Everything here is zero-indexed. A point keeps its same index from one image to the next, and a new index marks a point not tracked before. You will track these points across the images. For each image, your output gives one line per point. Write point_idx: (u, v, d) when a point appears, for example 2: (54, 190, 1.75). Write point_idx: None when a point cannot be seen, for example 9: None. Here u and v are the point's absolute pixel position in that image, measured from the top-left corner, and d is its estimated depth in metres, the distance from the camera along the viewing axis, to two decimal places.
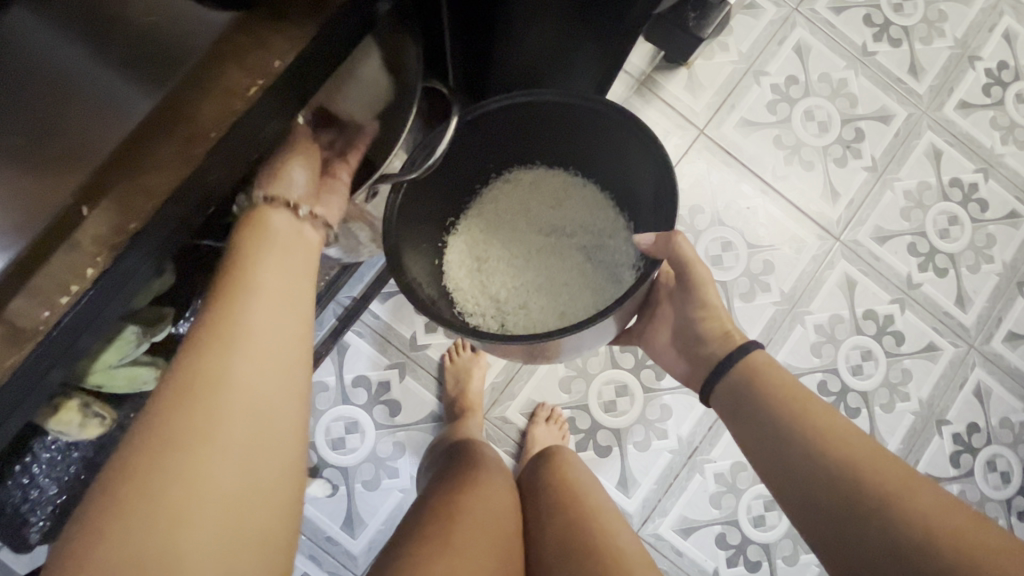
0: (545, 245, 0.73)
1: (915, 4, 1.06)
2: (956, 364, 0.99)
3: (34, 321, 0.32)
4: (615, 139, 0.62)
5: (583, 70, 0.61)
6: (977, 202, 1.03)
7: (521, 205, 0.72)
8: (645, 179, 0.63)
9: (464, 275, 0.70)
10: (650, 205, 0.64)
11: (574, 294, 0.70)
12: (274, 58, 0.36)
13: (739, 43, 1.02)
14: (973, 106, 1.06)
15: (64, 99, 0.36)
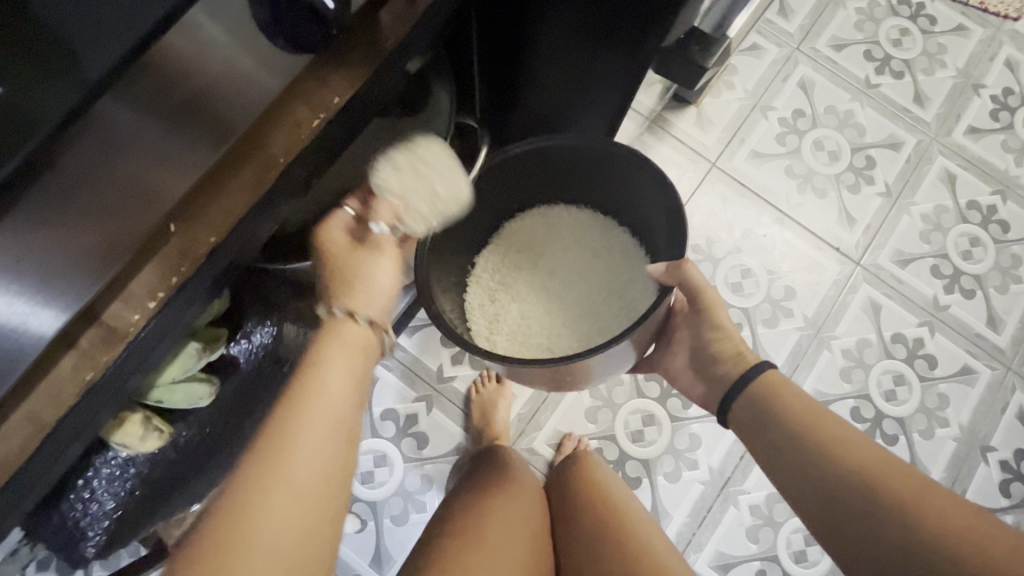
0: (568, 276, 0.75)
1: (913, 38, 1.11)
2: (994, 389, 0.97)
3: (127, 323, 0.38)
4: (631, 179, 0.66)
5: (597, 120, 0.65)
6: (997, 223, 1.04)
7: (547, 238, 0.75)
8: (659, 219, 0.66)
9: (488, 301, 0.74)
10: (664, 231, 0.67)
11: (597, 322, 0.72)
12: (334, 96, 0.41)
13: (745, 82, 1.07)
14: (983, 131, 1.08)
15: (132, 163, 0.36)
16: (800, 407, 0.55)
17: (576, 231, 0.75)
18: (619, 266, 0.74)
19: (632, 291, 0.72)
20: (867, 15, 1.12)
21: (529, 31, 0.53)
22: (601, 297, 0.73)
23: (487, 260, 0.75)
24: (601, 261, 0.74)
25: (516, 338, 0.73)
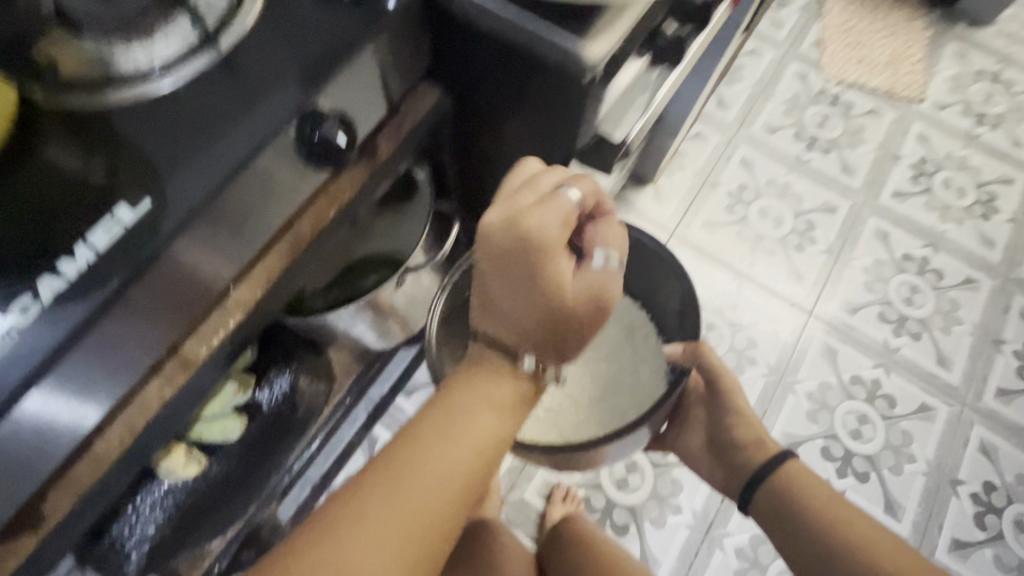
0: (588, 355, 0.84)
1: (834, 122, 1.31)
2: (954, 423, 1.03)
3: (200, 348, 0.39)
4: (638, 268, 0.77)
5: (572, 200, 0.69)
6: (932, 272, 1.16)
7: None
8: (668, 302, 0.76)
9: None
10: (673, 315, 0.76)
11: (612, 403, 0.80)
12: (348, 185, 0.43)
13: (693, 163, 1.25)
14: (906, 194, 1.24)
15: (183, 286, 0.36)
16: (824, 505, 0.63)
17: None
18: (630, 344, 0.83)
19: (641, 375, 0.81)
20: (792, 105, 1.32)
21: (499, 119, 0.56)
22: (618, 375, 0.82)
23: None
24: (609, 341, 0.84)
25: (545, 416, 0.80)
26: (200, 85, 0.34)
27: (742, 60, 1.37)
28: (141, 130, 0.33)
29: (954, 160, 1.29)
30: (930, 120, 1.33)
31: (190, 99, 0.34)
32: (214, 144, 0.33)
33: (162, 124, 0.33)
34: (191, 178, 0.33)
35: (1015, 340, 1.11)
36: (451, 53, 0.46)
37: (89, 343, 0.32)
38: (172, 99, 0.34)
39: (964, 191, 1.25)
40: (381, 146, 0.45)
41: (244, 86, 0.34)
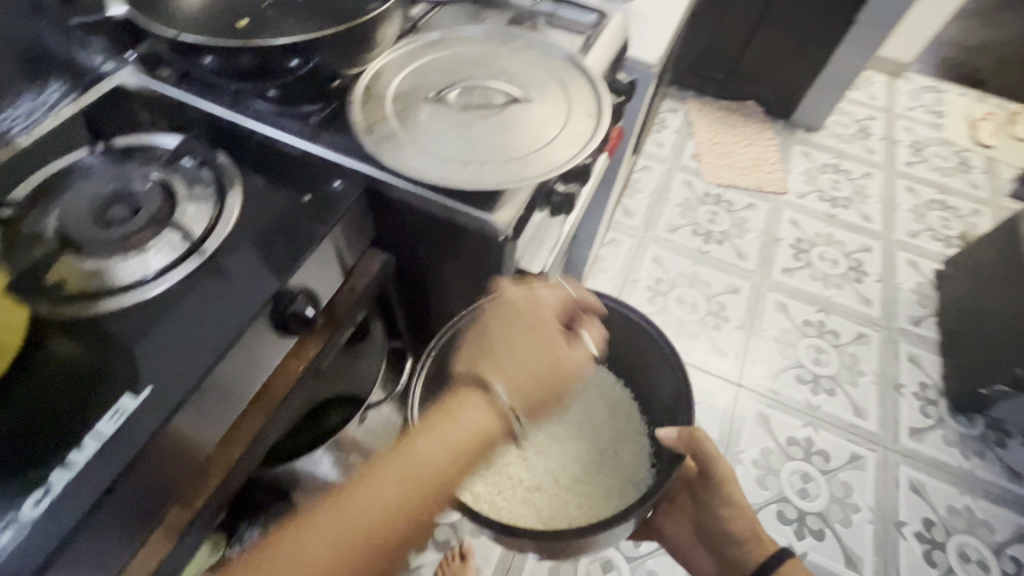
0: (575, 427, 0.83)
1: (722, 217, 1.55)
2: (883, 467, 1.14)
3: (180, 519, 0.43)
4: (635, 350, 0.76)
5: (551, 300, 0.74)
6: (830, 332, 1.34)
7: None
8: (664, 389, 0.73)
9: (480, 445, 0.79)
10: (666, 400, 0.73)
11: (598, 480, 0.78)
12: (312, 347, 0.51)
13: (613, 265, 1.42)
14: (793, 269, 1.45)
15: (166, 471, 0.40)
16: None
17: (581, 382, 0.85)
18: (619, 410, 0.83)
19: (627, 458, 0.80)
20: (685, 207, 1.56)
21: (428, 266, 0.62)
22: (607, 446, 0.81)
23: None
24: (592, 411, 0.83)
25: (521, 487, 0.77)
26: (185, 287, 0.42)
27: (637, 175, 1.62)
28: (131, 332, 0.40)
29: (823, 237, 1.54)
30: (796, 207, 1.60)
31: (175, 299, 0.42)
32: (196, 338, 0.40)
33: (150, 325, 0.40)
34: (176, 372, 0.39)
35: (911, 382, 1.27)
36: (401, 230, 0.56)
37: (81, 541, 0.35)
38: (159, 300, 0.42)
39: (837, 261, 1.48)
40: (337, 310, 0.53)
41: (221, 286, 0.43)
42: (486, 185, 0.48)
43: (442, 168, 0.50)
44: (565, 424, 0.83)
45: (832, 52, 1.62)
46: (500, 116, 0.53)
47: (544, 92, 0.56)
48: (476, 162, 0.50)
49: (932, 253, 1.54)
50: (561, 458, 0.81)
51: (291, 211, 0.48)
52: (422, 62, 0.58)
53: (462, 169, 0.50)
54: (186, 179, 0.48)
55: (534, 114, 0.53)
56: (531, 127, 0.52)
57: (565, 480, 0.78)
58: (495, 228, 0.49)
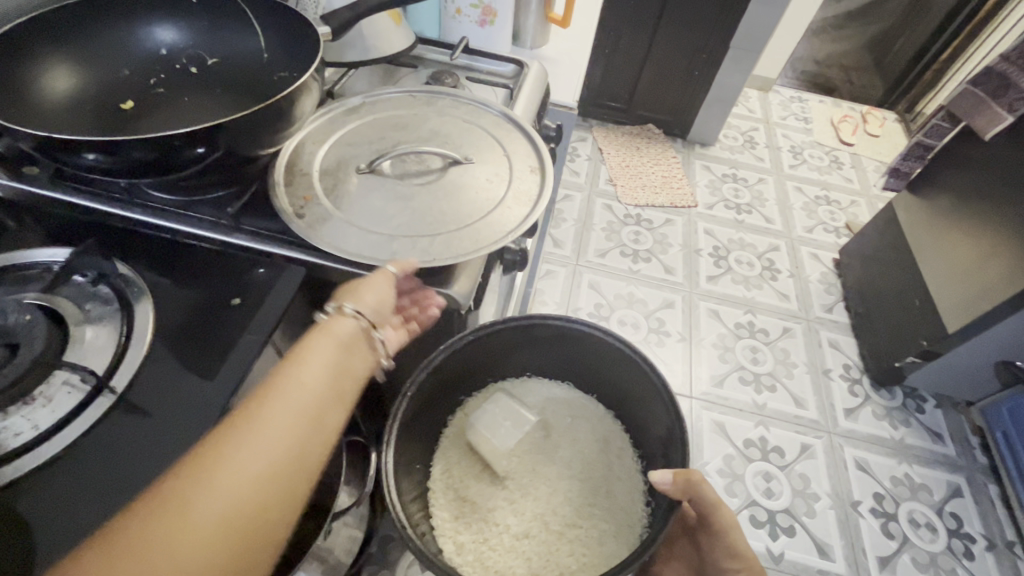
0: (563, 463, 0.81)
1: (645, 235, 1.62)
2: (831, 451, 1.21)
3: None
4: (624, 375, 0.77)
5: (533, 341, 0.79)
6: (761, 331, 1.42)
7: (528, 438, 0.82)
8: (661, 424, 0.73)
9: (459, 488, 0.78)
10: (664, 436, 0.73)
11: (592, 524, 0.75)
12: None
13: (553, 297, 1.42)
14: (717, 277, 1.54)
15: None
16: None
17: (566, 410, 0.86)
18: (603, 437, 0.84)
19: (623, 499, 0.78)
20: (609, 231, 1.61)
21: None
22: (597, 475, 0.80)
23: (456, 440, 0.82)
24: (578, 440, 0.84)
25: (501, 529, 0.75)
26: (91, 446, 0.36)
27: (560, 205, 1.66)
28: (29, 512, 0.33)
29: (736, 242, 1.65)
30: (708, 217, 1.71)
31: (77, 453, 0.36)
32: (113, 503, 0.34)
33: (59, 500, 0.34)
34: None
35: (836, 365, 1.38)
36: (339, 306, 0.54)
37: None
38: (66, 461, 0.35)
39: (752, 263, 1.59)
40: None
41: (144, 432, 0.37)
42: (441, 261, 0.46)
43: (392, 247, 0.47)
44: (557, 464, 0.81)
45: (714, 74, 1.77)
46: (440, 182, 0.51)
47: (480, 151, 0.55)
48: (426, 235, 0.48)
49: (828, 244, 1.70)
50: (553, 501, 0.78)
51: (217, 323, 0.43)
52: (345, 133, 0.56)
53: (412, 247, 0.47)
54: (77, 299, 0.42)
55: (474, 176, 0.52)
56: (475, 189, 0.51)
57: (555, 524, 0.75)
58: (460, 302, 0.50)
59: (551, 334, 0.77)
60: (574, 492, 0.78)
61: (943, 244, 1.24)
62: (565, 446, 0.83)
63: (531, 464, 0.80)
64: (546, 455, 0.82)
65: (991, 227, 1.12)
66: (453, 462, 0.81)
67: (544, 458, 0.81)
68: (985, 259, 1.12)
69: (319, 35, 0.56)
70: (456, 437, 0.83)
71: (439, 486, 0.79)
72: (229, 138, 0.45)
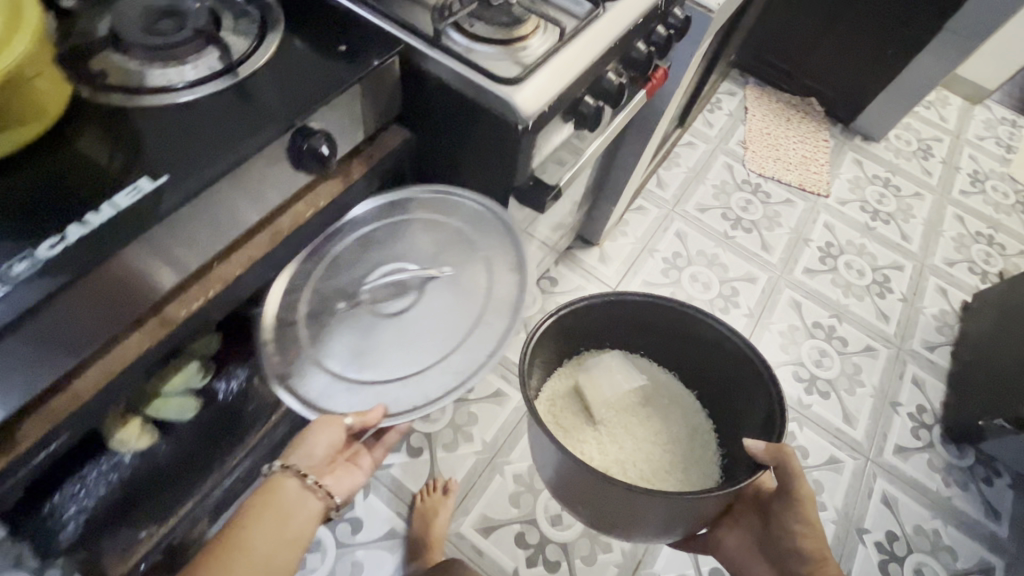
0: (649, 429, 1.09)
1: (755, 207, 1.52)
2: (859, 475, 1.14)
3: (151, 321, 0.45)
4: (728, 370, 0.99)
5: (655, 322, 1.04)
6: (839, 339, 1.32)
7: (630, 398, 1.10)
8: (753, 414, 0.95)
9: (565, 415, 1.09)
10: (755, 426, 0.94)
11: (661, 481, 1.02)
12: (320, 200, 0.53)
13: (634, 231, 1.41)
14: (816, 271, 1.42)
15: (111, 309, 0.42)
16: None
17: (662, 390, 1.13)
18: (688, 421, 1.10)
19: (694, 475, 1.04)
20: (720, 190, 1.53)
21: (445, 147, 0.60)
22: (674, 447, 1.07)
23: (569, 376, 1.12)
24: (666, 415, 1.11)
25: (595, 460, 1.03)
26: (201, 105, 0.44)
27: (679, 149, 1.59)
28: (165, 127, 0.43)
29: (855, 246, 1.50)
30: (835, 212, 1.56)
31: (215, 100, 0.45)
32: (223, 143, 0.43)
33: (178, 124, 0.43)
34: (196, 172, 0.41)
35: (909, 403, 1.25)
36: (423, 105, 0.56)
37: (60, 306, 0.38)
38: (185, 105, 0.44)
39: (863, 272, 1.45)
40: (353, 176, 0.54)
41: (250, 105, 0.45)
42: (406, 415, 0.49)
43: (364, 398, 0.50)
44: (643, 426, 1.08)
45: (913, 55, 1.54)
46: (553, 31, 0.56)
47: (450, 214, 0.57)
48: (396, 379, 0.50)
49: (966, 285, 1.48)
50: (637, 455, 1.05)
51: (325, 60, 0.49)
52: None
53: (387, 400, 0.49)
54: (234, 14, 0.50)
55: (590, 32, 0.56)
56: (584, 43, 0.55)
57: (631, 471, 1.02)
58: (518, 115, 0.50)
59: (681, 321, 1.00)
60: (651, 454, 1.06)
61: None
62: (653, 416, 1.10)
63: (626, 422, 1.08)
64: (635, 415, 1.10)
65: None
66: (562, 393, 1.10)
67: (638, 422, 1.09)
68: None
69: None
70: (570, 378, 1.12)
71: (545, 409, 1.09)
72: None
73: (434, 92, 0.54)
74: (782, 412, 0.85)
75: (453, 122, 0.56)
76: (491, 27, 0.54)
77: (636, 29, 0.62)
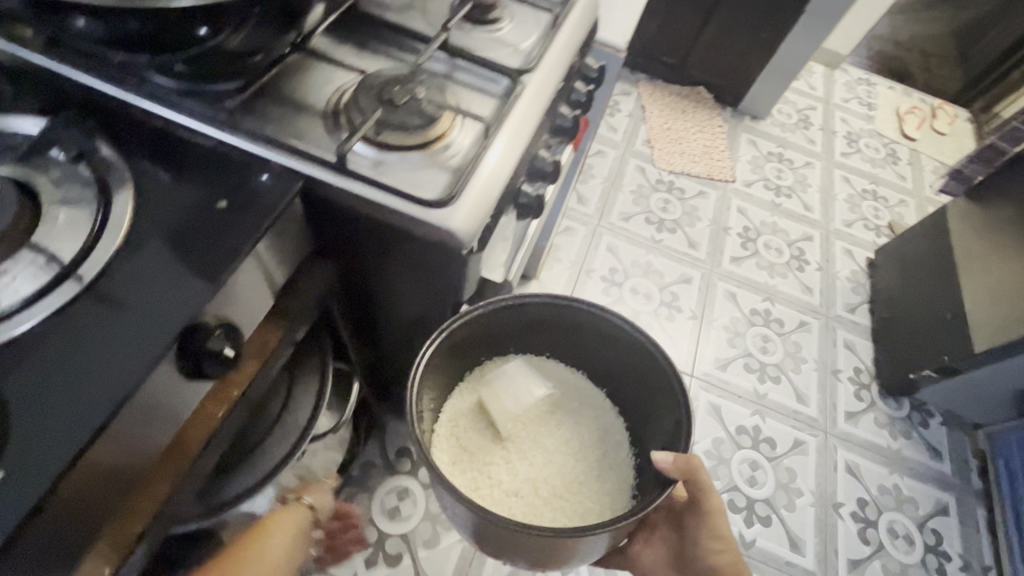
0: (567, 441, 0.80)
1: (674, 205, 1.54)
2: (823, 451, 1.19)
3: None
4: (653, 372, 0.74)
5: (555, 318, 0.78)
6: (776, 321, 1.37)
7: (536, 409, 0.81)
8: (670, 422, 0.72)
9: (449, 437, 0.77)
10: (670, 432, 0.72)
11: (582, 502, 0.74)
12: (235, 389, 0.45)
13: (568, 255, 1.38)
14: (741, 258, 1.48)
15: None
16: None
17: (576, 396, 0.85)
18: (607, 431, 0.83)
19: (612, 487, 0.77)
20: (638, 194, 1.54)
21: (372, 270, 0.54)
22: (594, 457, 0.80)
23: (460, 388, 0.81)
24: (583, 425, 0.82)
25: (494, 488, 0.73)
26: (59, 332, 0.35)
27: (591, 160, 1.59)
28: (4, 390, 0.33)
29: (768, 226, 1.57)
30: (744, 195, 1.63)
31: (74, 318, 0.36)
32: (77, 397, 0.33)
33: (39, 366, 0.34)
34: (49, 446, 0.32)
35: (847, 367, 1.34)
36: (339, 239, 0.50)
37: None
38: (38, 336, 0.35)
39: (781, 249, 1.52)
40: (271, 346, 0.46)
41: (107, 331, 0.35)
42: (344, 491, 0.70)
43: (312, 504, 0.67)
44: (558, 438, 0.80)
45: (783, 35, 1.64)
46: (472, 122, 0.49)
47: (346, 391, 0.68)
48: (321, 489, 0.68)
49: (866, 242, 1.61)
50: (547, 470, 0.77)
51: (208, 223, 0.40)
52: (366, 62, 0.52)
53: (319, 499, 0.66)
54: (56, 180, 0.40)
55: (517, 113, 0.49)
56: (514, 129, 0.49)
57: (545, 492, 0.74)
58: (460, 238, 0.43)
59: (590, 313, 0.75)
60: (570, 471, 0.78)
61: (994, 257, 1.16)
62: (567, 427, 0.82)
63: (535, 435, 0.79)
64: (548, 422, 0.81)
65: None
66: (450, 411, 0.80)
67: (546, 431, 0.80)
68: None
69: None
70: (468, 392, 0.81)
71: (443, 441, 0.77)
72: (234, 20, 0.41)
73: (351, 225, 0.47)
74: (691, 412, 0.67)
75: (378, 250, 0.50)
76: (403, 133, 0.46)
77: (557, 95, 0.57)
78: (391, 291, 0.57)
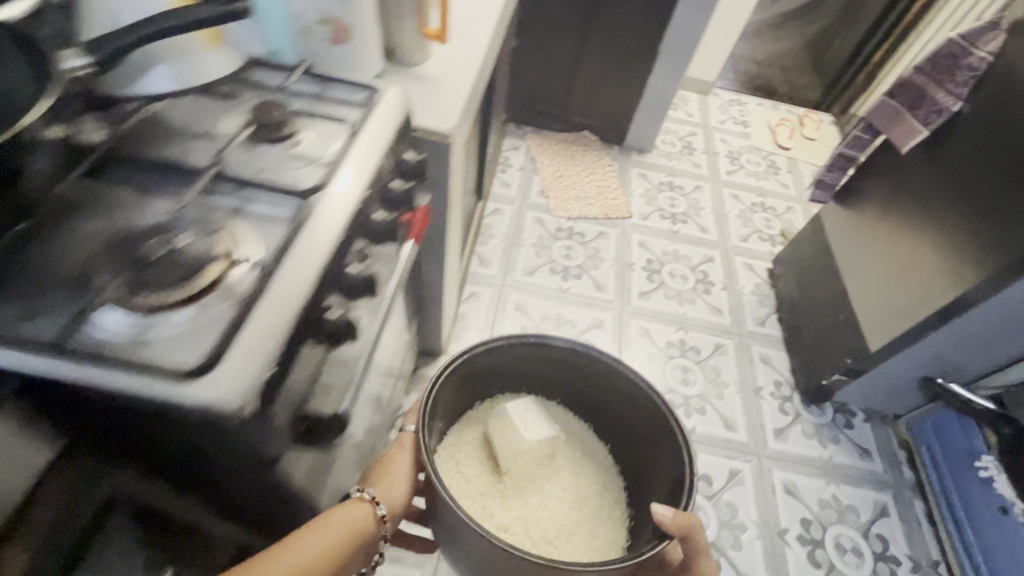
0: (564, 488, 0.97)
1: (576, 250, 1.55)
2: (759, 477, 1.17)
3: None
4: (643, 418, 0.85)
5: (569, 367, 0.92)
6: (692, 349, 1.38)
7: (541, 449, 0.93)
8: (666, 476, 0.81)
9: (460, 480, 0.95)
10: (665, 478, 0.82)
11: (570, 544, 0.90)
12: None
13: (476, 322, 1.34)
14: (649, 292, 1.49)
15: None
16: None
17: (570, 443, 1.00)
18: (601, 474, 1.00)
19: (602, 531, 0.93)
20: (539, 246, 1.54)
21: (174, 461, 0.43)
22: (583, 498, 0.97)
23: (487, 408, 1.01)
24: (572, 478, 0.98)
25: (497, 521, 0.91)
26: None
27: (488, 220, 1.58)
28: None
29: (670, 254, 1.61)
30: (642, 228, 1.67)
31: None
32: None
33: None
34: None
35: (768, 383, 1.35)
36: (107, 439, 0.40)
37: None
38: None
39: (686, 276, 1.55)
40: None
41: None
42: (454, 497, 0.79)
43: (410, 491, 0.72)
44: (556, 488, 0.96)
45: (647, 74, 1.72)
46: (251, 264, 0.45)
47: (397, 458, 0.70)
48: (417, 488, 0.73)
49: (763, 253, 1.67)
50: (540, 513, 0.93)
51: None
52: (127, 211, 0.48)
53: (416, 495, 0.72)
54: None
55: (302, 244, 0.46)
56: (296, 262, 0.44)
57: (535, 536, 0.89)
58: (223, 411, 0.37)
59: (618, 367, 0.85)
60: (565, 513, 0.94)
61: (869, 251, 1.22)
62: (565, 473, 0.98)
63: (535, 479, 0.95)
64: (546, 469, 0.97)
65: (933, 238, 1.05)
66: (459, 454, 0.98)
67: (546, 476, 0.96)
68: (930, 275, 1.05)
69: (63, 68, 0.47)
70: (476, 427, 1.01)
71: (451, 474, 0.96)
72: None
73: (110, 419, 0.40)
74: (691, 468, 0.72)
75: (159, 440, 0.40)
76: (165, 294, 0.41)
77: (363, 204, 0.54)
78: (227, 498, 0.49)
